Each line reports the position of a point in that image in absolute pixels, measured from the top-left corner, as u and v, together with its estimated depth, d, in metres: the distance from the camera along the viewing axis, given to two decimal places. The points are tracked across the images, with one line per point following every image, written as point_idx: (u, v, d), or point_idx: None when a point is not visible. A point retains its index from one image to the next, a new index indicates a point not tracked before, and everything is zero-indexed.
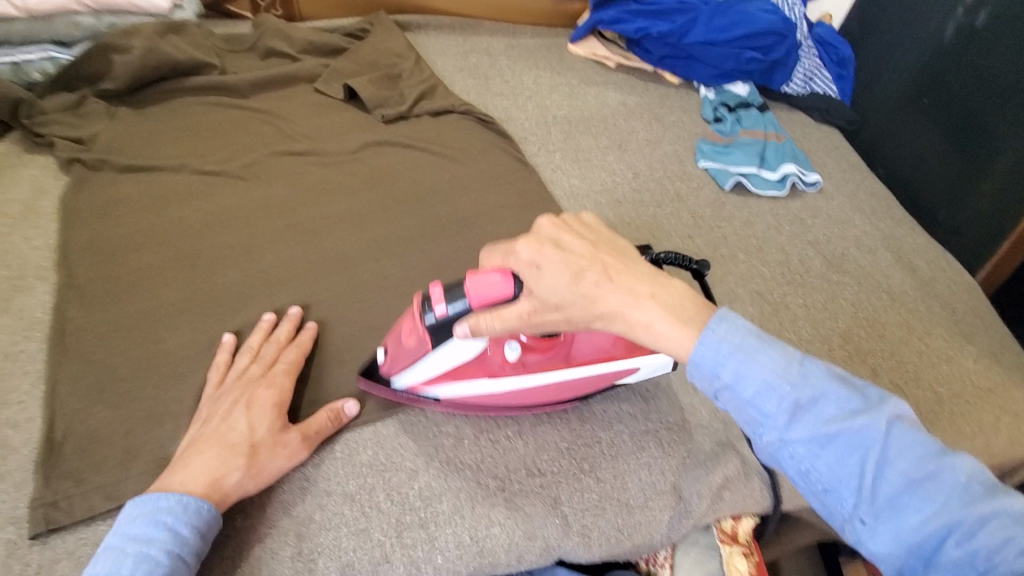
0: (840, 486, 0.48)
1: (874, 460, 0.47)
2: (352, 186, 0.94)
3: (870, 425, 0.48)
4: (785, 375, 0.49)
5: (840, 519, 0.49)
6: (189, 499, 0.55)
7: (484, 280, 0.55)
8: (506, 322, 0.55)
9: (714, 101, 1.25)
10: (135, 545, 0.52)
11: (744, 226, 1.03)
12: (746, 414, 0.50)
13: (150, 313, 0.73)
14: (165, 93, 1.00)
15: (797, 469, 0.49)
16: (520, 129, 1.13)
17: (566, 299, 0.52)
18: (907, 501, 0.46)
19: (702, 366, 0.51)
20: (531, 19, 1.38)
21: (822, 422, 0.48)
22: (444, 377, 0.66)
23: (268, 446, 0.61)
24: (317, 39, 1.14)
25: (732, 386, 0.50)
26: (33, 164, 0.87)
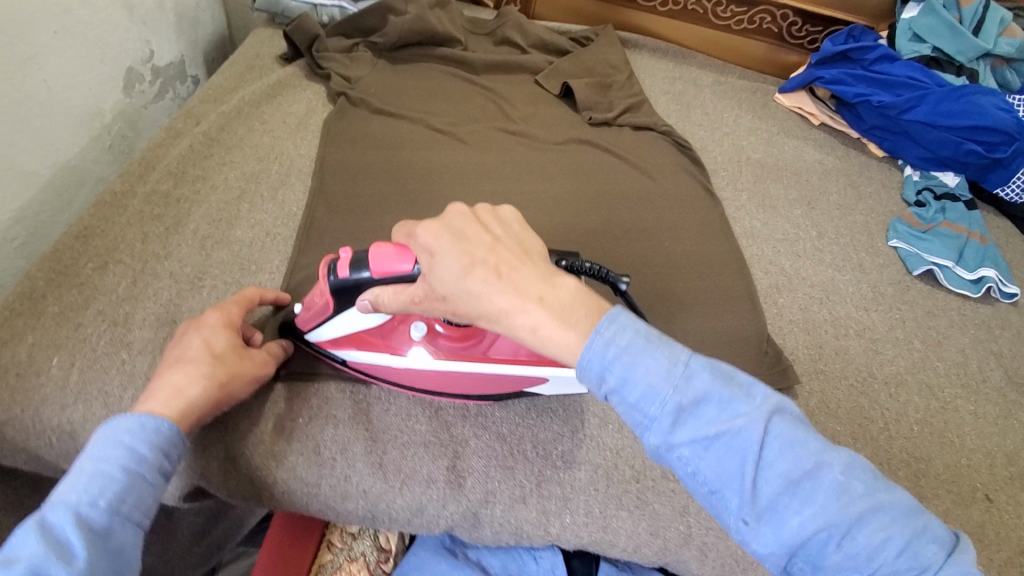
0: (725, 488, 0.46)
1: (755, 463, 0.45)
2: (550, 172, 1.02)
3: (749, 427, 0.45)
4: (668, 379, 0.46)
5: (727, 521, 0.47)
6: (147, 418, 0.51)
7: (382, 251, 0.57)
8: (401, 299, 0.56)
9: (919, 183, 1.18)
10: (90, 462, 0.48)
11: (925, 316, 0.98)
12: (632, 418, 0.47)
13: (374, 232, 0.86)
14: (417, 55, 1.15)
15: (686, 473, 0.47)
16: (712, 161, 1.15)
17: (455, 293, 0.50)
18: (788, 501, 0.45)
19: (589, 362, 0.47)
20: (744, 62, 1.40)
21: (709, 429, 0.46)
22: (348, 342, 0.68)
23: (232, 357, 0.60)
24: (548, 38, 1.24)
25: (621, 388, 0.47)
26: (310, 90, 1.04)
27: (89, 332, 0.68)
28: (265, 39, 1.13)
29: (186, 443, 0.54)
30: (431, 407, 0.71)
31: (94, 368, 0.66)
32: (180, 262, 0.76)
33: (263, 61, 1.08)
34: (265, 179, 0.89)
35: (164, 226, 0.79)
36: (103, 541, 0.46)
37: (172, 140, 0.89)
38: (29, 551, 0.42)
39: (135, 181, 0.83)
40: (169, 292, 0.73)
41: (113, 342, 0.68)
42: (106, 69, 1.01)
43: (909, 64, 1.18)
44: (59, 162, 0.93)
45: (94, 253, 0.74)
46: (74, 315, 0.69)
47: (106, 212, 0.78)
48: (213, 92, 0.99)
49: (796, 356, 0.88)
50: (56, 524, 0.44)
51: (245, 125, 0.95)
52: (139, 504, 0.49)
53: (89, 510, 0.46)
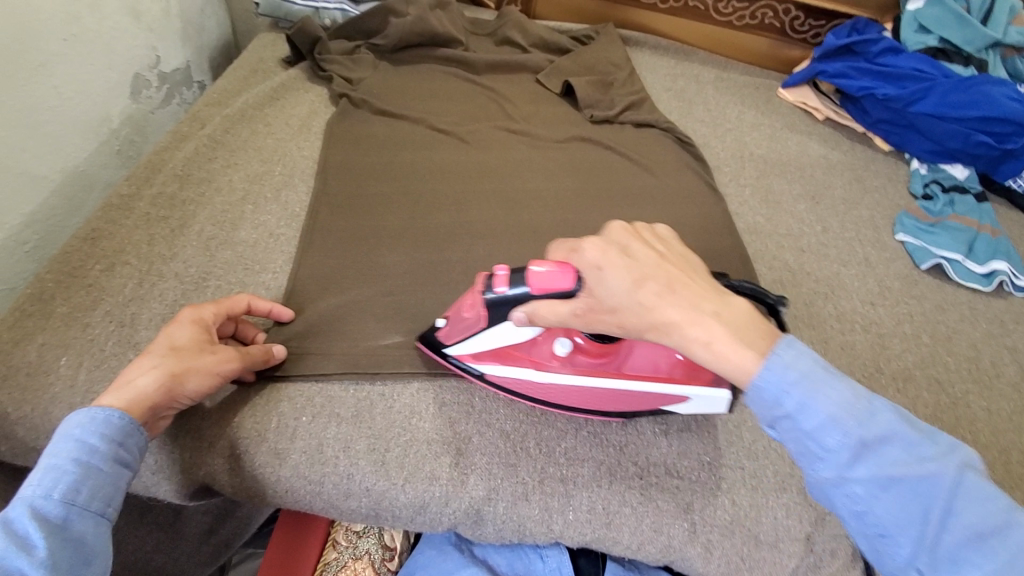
0: (899, 531, 0.48)
1: (937, 505, 0.47)
2: (552, 170, 1.02)
3: (938, 473, 0.47)
4: (851, 413, 0.48)
5: (891, 562, 0.49)
6: (96, 411, 0.52)
7: (546, 270, 0.55)
8: (561, 316, 0.57)
9: (926, 176, 1.17)
10: (46, 458, 0.49)
11: (934, 310, 0.97)
12: (802, 447, 0.49)
13: (376, 232, 0.86)
14: (418, 56, 1.15)
15: (850, 507, 0.49)
16: (715, 157, 1.14)
17: (625, 305, 0.53)
18: (968, 552, 0.46)
19: (763, 389, 0.49)
20: (747, 58, 1.39)
21: (886, 467, 0.47)
22: (491, 355, 0.68)
23: (190, 351, 0.59)
24: (549, 37, 1.24)
25: (795, 416, 0.48)
26: (313, 92, 1.05)
27: (97, 332, 0.69)
28: (268, 43, 1.14)
29: (144, 432, 0.54)
30: (433, 405, 0.71)
31: (101, 368, 0.67)
32: (185, 263, 0.77)
33: (266, 65, 1.09)
34: (269, 181, 0.90)
35: (170, 228, 0.80)
36: (63, 533, 0.47)
37: (178, 144, 0.90)
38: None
39: (142, 184, 0.84)
40: (175, 293, 0.74)
41: (120, 343, 0.69)
42: (113, 75, 1.02)
43: (913, 57, 1.17)
44: (68, 166, 0.95)
45: (101, 255, 0.75)
46: (81, 316, 0.70)
47: (114, 215, 0.79)
48: (218, 96, 1.01)
49: None
50: (12, 519, 0.46)
51: (249, 128, 0.96)
52: (97, 494, 0.49)
53: (44, 503, 0.47)
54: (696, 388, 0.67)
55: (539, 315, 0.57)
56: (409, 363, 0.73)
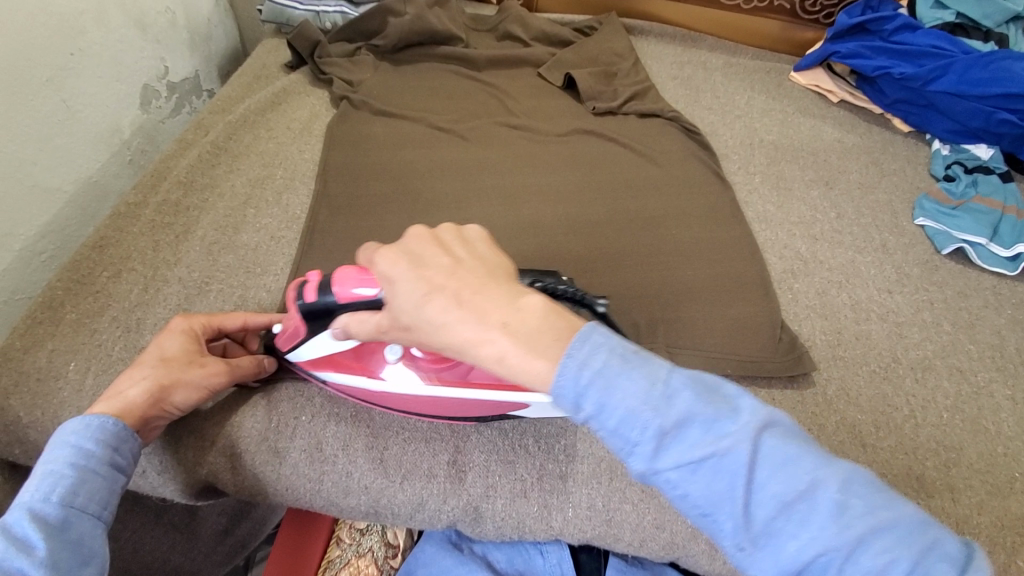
0: (717, 511, 0.40)
1: (735, 483, 0.40)
2: (553, 164, 1.01)
3: (738, 447, 0.40)
4: (649, 403, 0.40)
5: (724, 544, 0.41)
6: (90, 418, 0.53)
7: (342, 283, 0.55)
8: (370, 328, 0.54)
9: (948, 157, 1.12)
10: (43, 465, 0.50)
11: (957, 296, 0.93)
12: (613, 444, 0.42)
13: (375, 232, 0.87)
14: (419, 56, 1.15)
15: (687, 502, 0.41)
16: (723, 145, 1.11)
17: (416, 322, 0.47)
18: (783, 519, 0.39)
19: (558, 385, 0.42)
20: (756, 42, 1.35)
21: (693, 449, 0.40)
22: (318, 364, 0.67)
23: (180, 362, 0.60)
24: (551, 30, 1.22)
25: (603, 414, 0.41)
26: (314, 95, 1.06)
27: (104, 337, 0.71)
28: (272, 49, 1.15)
29: (137, 439, 0.56)
30: None
31: (108, 372, 0.68)
32: (188, 269, 0.79)
33: (269, 70, 1.10)
34: (270, 184, 0.91)
35: (174, 234, 0.82)
36: (61, 534, 0.48)
37: (182, 151, 0.92)
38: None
39: (148, 192, 0.86)
40: (178, 298, 0.76)
41: (127, 348, 0.71)
42: (123, 87, 1.05)
43: (931, 33, 1.11)
44: (81, 177, 0.98)
45: (109, 262, 0.78)
46: (89, 322, 0.72)
47: (121, 223, 0.82)
48: (222, 103, 1.02)
49: (813, 342, 0.84)
50: (11, 522, 0.47)
51: (251, 134, 0.97)
52: (94, 496, 0.50)
53: (43, 506, 0.48)
54: (527, 397, 0.62)
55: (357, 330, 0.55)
56: None
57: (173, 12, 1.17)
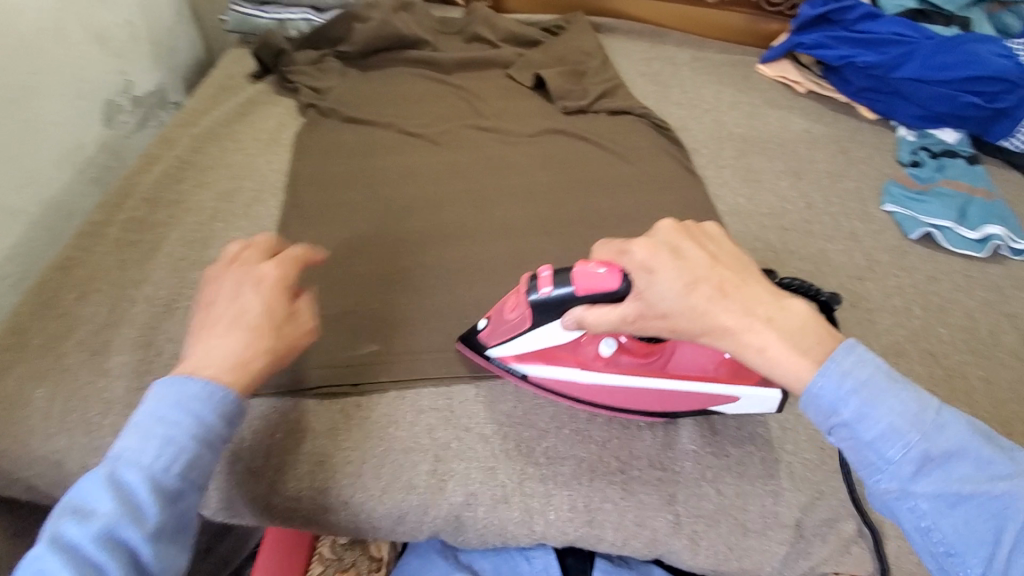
0: (968, 550, 0.47)
1: (986, 518, 0.47)
2: (525, 166, 1.01)
3: (1008, 491, 0.46)
4: (915, 425, 0.47)
5: (948, 568, 0.48)
6: (214, 387, 0.55)
7: (586, 278, 0.56)
8: (611, 321, 0.56)
9: (913, 143, 1.14)
10: (162, 426, 0.53)
11: (927, 281, 0.94)
12: (863, 457, 0.48)
13: (348, 240, 0.86)
14: (385, 61, 1.14)
15: (916, 526, 0.48)
16: (693, 140, 1.12)
17: (676, 310, 0.52)
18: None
19: (819, 396, 0.48)
20: (723, 35, 1.36)
21: (985, 505, 0.47)
22: (526, 357, 0.68)
23: (281, 322, 0.63)
24: (518, 30, 1.22)
25: (859, 431, 0.48)
26: (281, 105, 1.05)
27: (72, 361, 0.70)
28: (237, 59, 1.14)
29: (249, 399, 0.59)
30: (413, 411, 0.71)
31: (77, 397, 0.67)
32: (157, 287, 0.77)
33: (234, 81, 1.09)
34: (239, 197, 0.90)
35: (141, 252, 0.81)
36: (171, 505, 0.52)
37: (147, 167, 0.91)
38: (107, 509, 0.49)
39: (113, 210, 0.85)
40: (146, 317, 0.74)
41: (95, 371, 0.69)
42: (85, 104, 1.03)
43: (892, 21, 1.14)
44: (46, 197, 0.96)
45: (74, 283, 0.76)
46: (56, 346, 0.71)
47: (86, 244, 0.81)
48: (186, 116, 1.01)
49: None
50: (132, 485, 0.50)
51: (218, 146, 0.96)
52: (204, 469, 0.54)
53: (162, 475, 0.52)
54: (741, 386, 0.66)
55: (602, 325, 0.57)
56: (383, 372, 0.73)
57: (134, 25, 1.16)
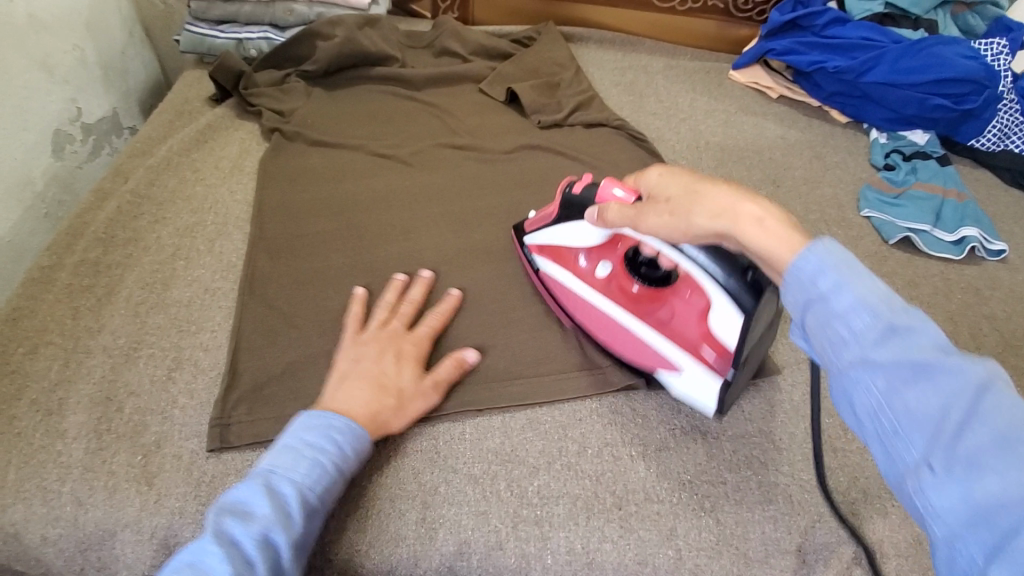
0: (912, 429, 0.40)
1: (944, 404, 0.40)
2: (503, 184, 0.98)
3: (961, 370, 0.40)
4: (885, 303, 0.43)
5: (901, 469, 0.41)
6: (356, 427, 0.60)
7: (606, 186, 0.67)
8: (623, 212, 0.63)
9: (886, 146, 1.15)
10: (311, 451, 0.57)
11: (908, 286, 0.95)
12: (830, 334, 0.44)
13: (321, 272, 0.82)
14: (351, 79, 1.10)
15: (874, 408, 0.42)
16: (671, 150, 1.11)
17: (686, 193, 0.57)
18: (993, 458, 0.38)
19: (796, 270, 0.47)
20: (694, 42, 1.36)
21: (945, 386, 0.40)
22: (547, 253, 0.80)
23: (412, 389, 0.67)
24: (488, 43, 1.19)
25: (825, 300, 0.45)
26: (243, 129, 1.00)
27: (23, 424, 0.64)
28: (193, 81, 1.08)
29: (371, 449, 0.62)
30: (397, 454, 0.67)
31: (31, 463, 0.62)
32: (114, 335, 0.72)
33: (192, 105, 1.03)
34: (201, 231, 0.85)
35: (95, 297, 0.76)
36: (309, 521, 0.54)
37: (100, 203, 0.85)
38: (264, 513, 0.52)
39: (63, 253, 0.79)
40: (104, 369, 0.69)
41: (49, 433, 0.64)
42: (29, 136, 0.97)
43: (861, 26, 1.14)
44: None
45: (24, 337, 0.71)
46: (5, 408, 0.65)
47: (35, 293, 0.75)
48: (141, 145, 0.95)
49: (777, 348, 0.84)
50: (286, 497, 0.53)
51: (176, 176, 0.91)
52: (334, 494, 0.57)
53: (308, 492, 0.55)
54: (695, 363, 0.69)
55: (610, 215, 0.65)
56: None
57: (81, 49, 1.09)
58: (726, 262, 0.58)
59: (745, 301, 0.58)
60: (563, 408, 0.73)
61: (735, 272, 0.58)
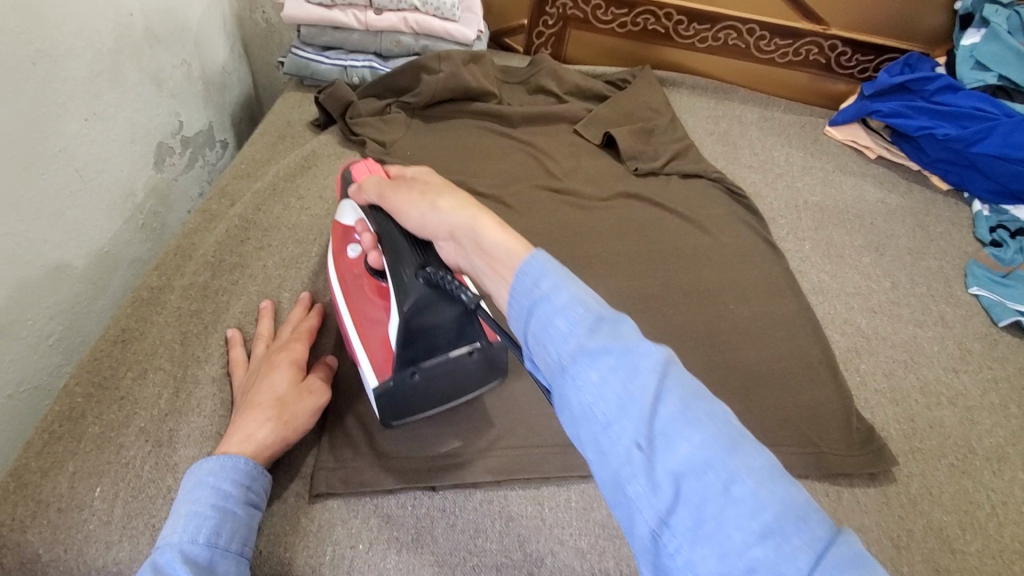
0: (619, 420, 0.37)
1: (647, 387, 0.38)
2: (600, 233, 0.96)
3: (654, 354, 0.39)
4: (593, 305, 0.42)
5: (616, 465, 0.37)
6: (225, 459, 0.57)
7: (365, 167, 0.69)
8: (378, 185, 0.63)
9: (990, 219, 1.10)
10: (185, 507, 0.53)
11: (1023, 373, 0.89)
12: (537, 333, 0.42)
13: None
14: (450, 112, 1.10)
15: (588, 405, 0.38)
16: (767, 207, 1.08)
17: (437, 187, 0.58)
18: (682, 425, 0.36)
19: (519, 277, 0.44)
20: (788, 94, 1.33)
21: (643, 370, 0.38)
22: (332, 236, 0.76)
23: (290, 395, 0.64)
24: (585, 84, 1.18)
25: (546, 300, 0.42)
26: (345, 158, 1.00)
27: (131, 454, 0.63)
28: (295, 103, 1.09)
29: (266, 476, 0.60)
30: (502, 518, 0.65)
31: (139, 498, 0.61)
32: (221, 365, 0.72)
33: (295, 129, 1.04)
34: (305, 262, 0.85)
35: (203, 323, 0.75)
36: (210, 573, 0.51)
37: (208, 225, 0.86)
38: None
39: (173, 274, 0.79)
40: (212, 402, 0.68)
41: (158, 466, 0.63)
42: (136, 148, 0.97)
43: (974, 94, 1.09)
44: (95, 248, 0.90)
45: (133, 360, 0.70)
46: (115, 436, 0.64)
47: (143, 313, 0.75)
48: (247, 167, 0.96)
49: (888, 434, 0.80)
50: (169, 565, 0.49)
51: (281, 203, 0.91)
52: (233, 535, 0.54)
53: (192, 547, 0.51)
54: (366, 365, 0.65)
55: (364, 189, 0.65)
56: (469, 471, 0.67)
57: (189, 64, 1.11)
58: (421, 256, 0.58)
59: (411, 301, 0.57)
60: None
61: (415, 266, 0.58)
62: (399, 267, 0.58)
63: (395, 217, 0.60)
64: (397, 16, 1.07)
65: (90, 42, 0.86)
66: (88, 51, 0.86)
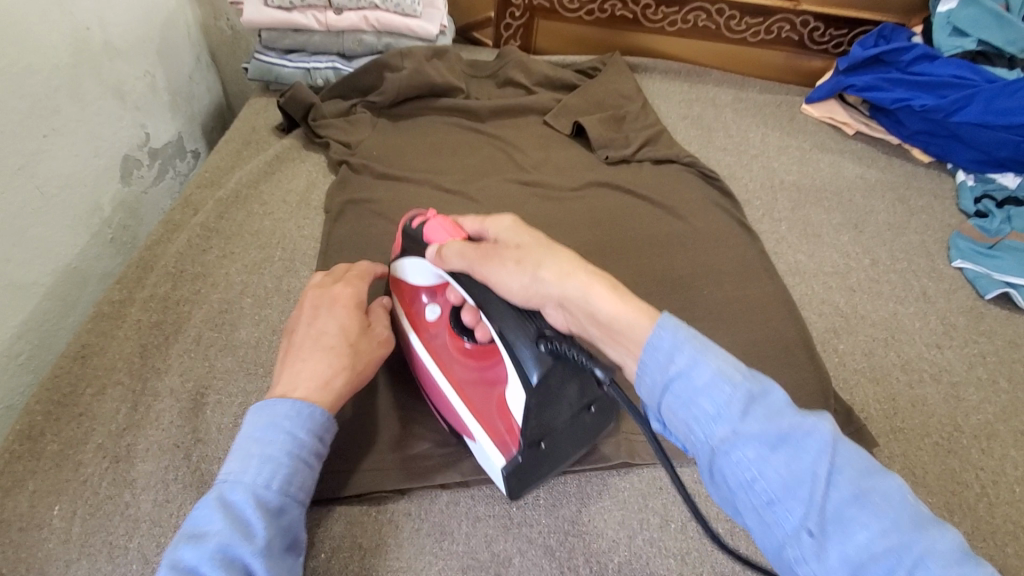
0: (783, 497, 0.39)
1: (811, 466, 0.40)
2: (570, 224, 0.95)
3: (808, 427, 0.41)
4: (737, 374, 0.43)
5: (782, 537, 0.39)
6: (304, 406, 0.54)
7: (438, 224, 0.62)
8: (458, 251, 0.57)
9: (975, 189, 1.07)
10: (259, 448, 0.51)
11: (1009, 347, 0.87)
12: (689, 415, 0.43)
13: None
14: (416, 109, 1.08)
15: (744, 480, 0.41)
16: (743, 190, 1.06)
17: (530, 247, 0.57)
18: (855, 508, 0.38)
19: (650, 352, 0.46)
20: (762, 73, 1.32)
21: (804, 449, 0.40)
22: (397, 294, 0.70)
23: (359, 339, 0.63)
24: (554, 75, 1.17)
25: (686, 376, 0.44)
26: (309, 161, 1.00)
27: (89, 471, 0.63)
28: (260, 109, 1.08)
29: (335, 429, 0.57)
30: (469, 520, 0.64)
31: (97, 515, 0.60)
32: (181, 377, 0.71)
33: (259, 135, 1.03)
34: (269, 268, 0.84)
35: (163, 335, 0.74)
36: (278, 520, 0.49)
37: (170, 236, 0.85)
38: (218, 528, 0.46)
39: (134, 287, 0.78)
40: (172, 414, 0.68)
41: (117, 482, 0.62)
42: (101, 162, 0.97)
43: (951, 63, 1.07)
44: (61, 266, 0.90)
45: (93, 376, 0.70)
46: (73, 453, 0.64)
47: (104, 328, 0.74)
48: (211, 175, 0.95)
49: (868, 414, 0.78)
50: (240, 506, 0.48)
51: (244, 210, 0.90)
52: (302, 484, 0.52)
53: (266, 493, 0.49)
54: (485, 436, 0.59)
55: (446, 255, 0.58)
56: (434, 472, 0.66)
57: (153, 75, 1.10)
58: (536, 324, 0.53)
59: (538, 376, 0.52)
60: (642, 472, 0.69)
61: (530, 341, 0.52)
62: (514, 344, 0.53)
63: (493, 289, 0.56)
64: (357, 15, 1.05)
65: (44, 58, 0.86)
66: (44, 68, 0.85)
